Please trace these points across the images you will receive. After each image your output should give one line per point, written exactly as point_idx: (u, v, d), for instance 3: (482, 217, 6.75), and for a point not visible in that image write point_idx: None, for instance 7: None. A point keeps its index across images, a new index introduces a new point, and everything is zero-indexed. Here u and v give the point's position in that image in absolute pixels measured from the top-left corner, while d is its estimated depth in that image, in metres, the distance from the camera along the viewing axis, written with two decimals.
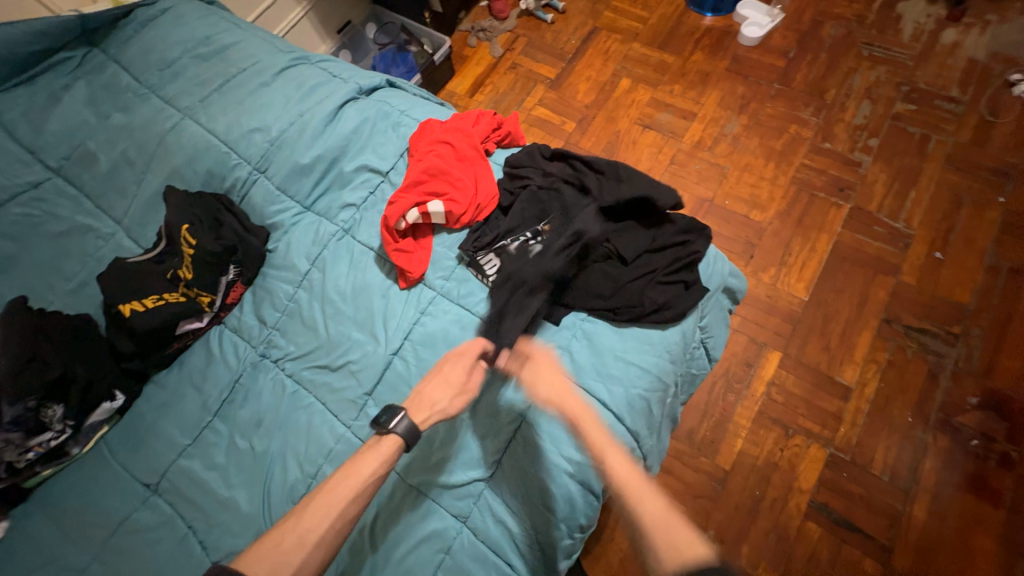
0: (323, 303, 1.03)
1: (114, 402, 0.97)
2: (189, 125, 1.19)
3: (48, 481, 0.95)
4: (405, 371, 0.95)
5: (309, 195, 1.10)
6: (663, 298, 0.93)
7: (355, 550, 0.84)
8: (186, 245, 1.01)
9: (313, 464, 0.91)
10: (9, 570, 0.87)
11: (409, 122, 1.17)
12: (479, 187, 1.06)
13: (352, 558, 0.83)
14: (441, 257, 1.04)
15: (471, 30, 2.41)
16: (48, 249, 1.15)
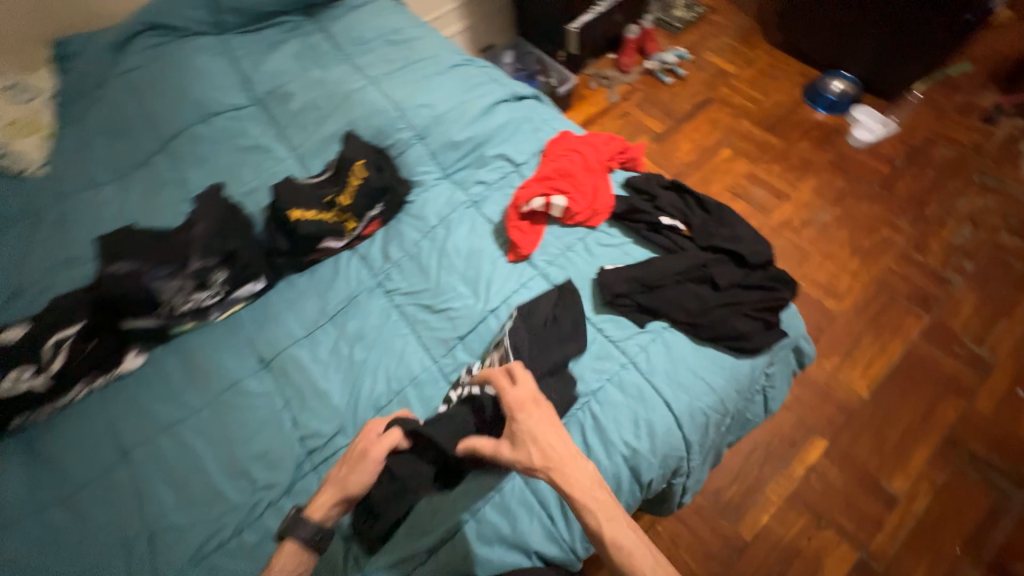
0: (440, 255, 1.18)
1: (256, 285, 1.15)
2: (370, 91, 1.44)
3: (187, 333, 1.13)
4: (496, 329, 1.08)
5: (452, 166, 1.29)
6: (746, 330, 1.00)
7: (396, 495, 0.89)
8: (355, 177, 1.21)
9: (399, 383, 1.05)
10: (142, 392, 1.06)
11: (548, 130, 1.36)
12: (598, 195, 1.20)
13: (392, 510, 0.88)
14: (550, 243, 1.18)
15: (595, 75, 2.66)
16: (235, 158, 1.42)
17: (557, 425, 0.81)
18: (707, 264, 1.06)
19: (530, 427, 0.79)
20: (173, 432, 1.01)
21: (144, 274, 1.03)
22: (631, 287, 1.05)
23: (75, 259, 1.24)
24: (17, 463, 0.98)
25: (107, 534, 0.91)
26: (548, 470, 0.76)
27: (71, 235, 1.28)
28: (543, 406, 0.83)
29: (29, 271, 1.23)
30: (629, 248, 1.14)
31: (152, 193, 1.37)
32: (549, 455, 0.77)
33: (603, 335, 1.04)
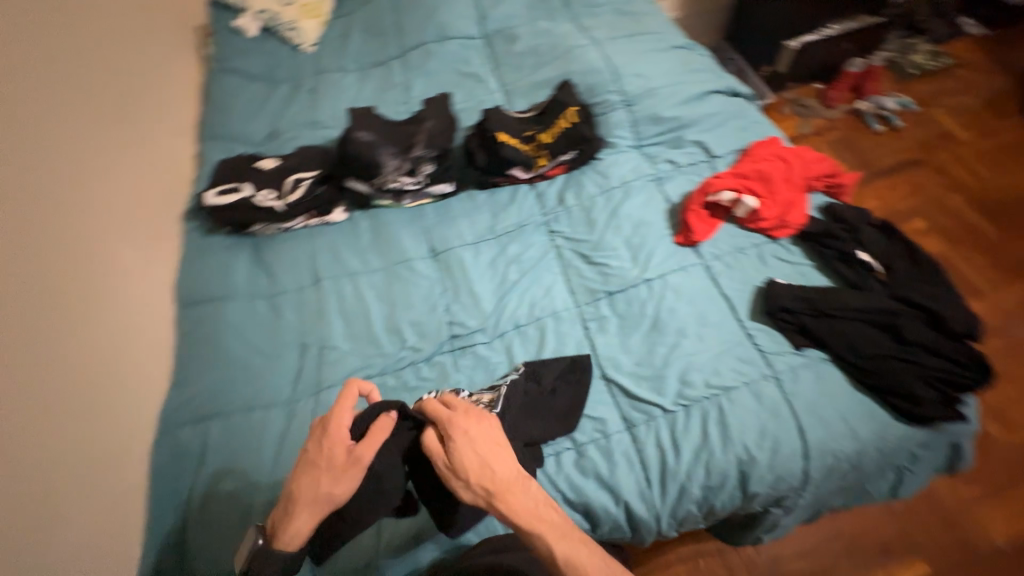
0: (610, 214, 1.23)
1: (447, 187, 1.31)
2: (590, 49, 1.50)
3: (383, 207, 1.33)
4: (645, 297, 1.10)
5: (647, 139, 1.33)
6: (921, 394, 0.90)
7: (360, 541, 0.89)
8: (563, 121, 1.30)
9: (541, 311, 1.12)
10: (338, 240, 1.27)
11: (755, 132, 1.32)
12: (792, 208, 1.14)
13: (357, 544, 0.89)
14: (723, 239, 1.16)
15: (791, 100, 2.23)
16: (454, 79, 1.59)
17: (497, 440, 0.75)
18: (898, 313, 0.97)
19: (464, 444, 0.74)
20: (352, 278, 1.20)
21: (377, 146, 1.24)
22: (801, 306, 1.01)
23: (317, 124, 1.51)
24: (245, 257, 1.24)
25: (289, 334, 1.12)
26: (490, 497, 0.71)
27: (317, 105, 1.55)
28: (481, 418, 0.78)
29: (283, 122, 1.52)
30: (806, 270, 1.09)
31: (381, 89, 1.59)
32: (491, 477, 0.72)
33: (752, 342, 1.02)
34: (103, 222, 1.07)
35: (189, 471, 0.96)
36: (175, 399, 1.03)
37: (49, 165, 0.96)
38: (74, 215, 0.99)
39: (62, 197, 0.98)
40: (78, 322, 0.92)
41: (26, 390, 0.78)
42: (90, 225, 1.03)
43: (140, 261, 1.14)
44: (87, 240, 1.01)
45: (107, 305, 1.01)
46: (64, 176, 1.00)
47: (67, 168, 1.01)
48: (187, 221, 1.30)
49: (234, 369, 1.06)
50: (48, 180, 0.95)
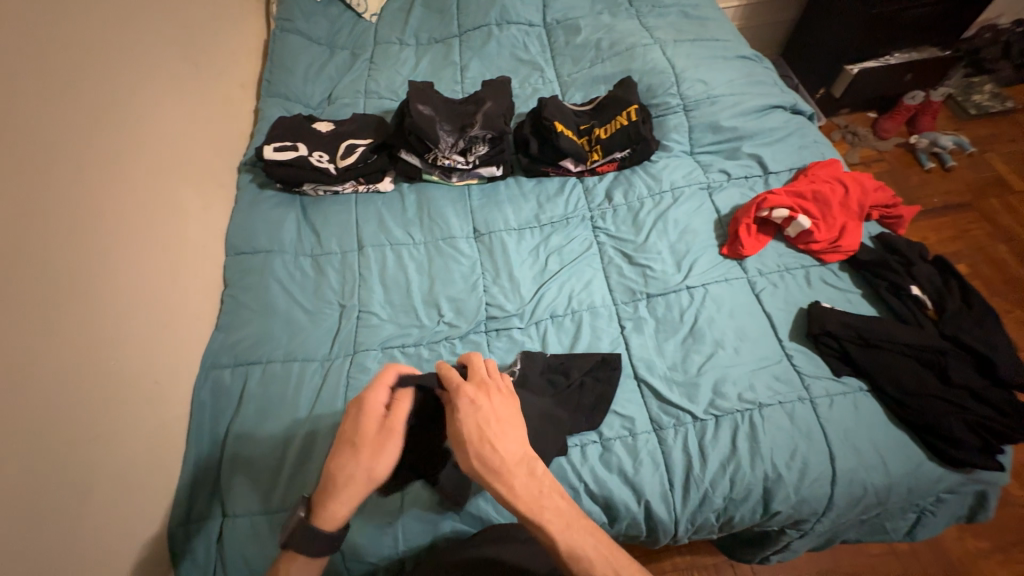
0: (658, 217, 1.22)
1: (495, 171, 1.31)
2: (654, 48, 1.48)
3: (430, 183, 1.33)
4: (685, 304, 1.10)
5: (703, 146, 1.31)
6: (960, 436, 0.89)
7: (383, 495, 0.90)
8: (622, 118, 1.29)
9: (578, 304, 1.12)
10: (384, 210, 1.29)
11: (814, 152, 1.29)
12: (845, 234, 1.12)
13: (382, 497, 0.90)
14: (770, 256, 1.15)
15: (842, 126, 2.18)
16: (511, 65, 1.59)
17: (509, 419, 0.71)
18: (945, 353, 0.96)
19: (475, 417, 0.69)
20: (394, 249, 1.22)
21: (436, 121, 1.25)
22: (846, 333, 0.99)
23: (372, 94, 1.52)
24: (294, 215, 1.26)
25: (330, 295, 1.15)
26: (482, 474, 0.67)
27: (373, 75, 1.56)
28: (495, 395, 0.72)
29: (339, 88, 1.53)
30: (853, 297, 1.08)
31: (437, 66, 1.59)
32: (493, 455, 0.67)
33: (790, 362, 1.01)
34: (169, 164, 1.10)
35: (226, 411, 0.99)
36: (217, 342, 1.08)
37: (123, 104, 1.00)
38: (143, 155, 1.03)
39: (133, 135, 1.02)
40: (137, 257, 0.96)
41: (87, 316, 0.83)
42: (156, 165, 1.06)
43: (199, 205, 1.17)
44: (152, 180, 1.05)
45: (166, 243, 1.04)
46: (137, 116, 1.04)
47: (140, 109, 1.05)
48: (243, 173, 1.34)
49: (277, 320, 1.09)
50: (122, 119, 0.99)
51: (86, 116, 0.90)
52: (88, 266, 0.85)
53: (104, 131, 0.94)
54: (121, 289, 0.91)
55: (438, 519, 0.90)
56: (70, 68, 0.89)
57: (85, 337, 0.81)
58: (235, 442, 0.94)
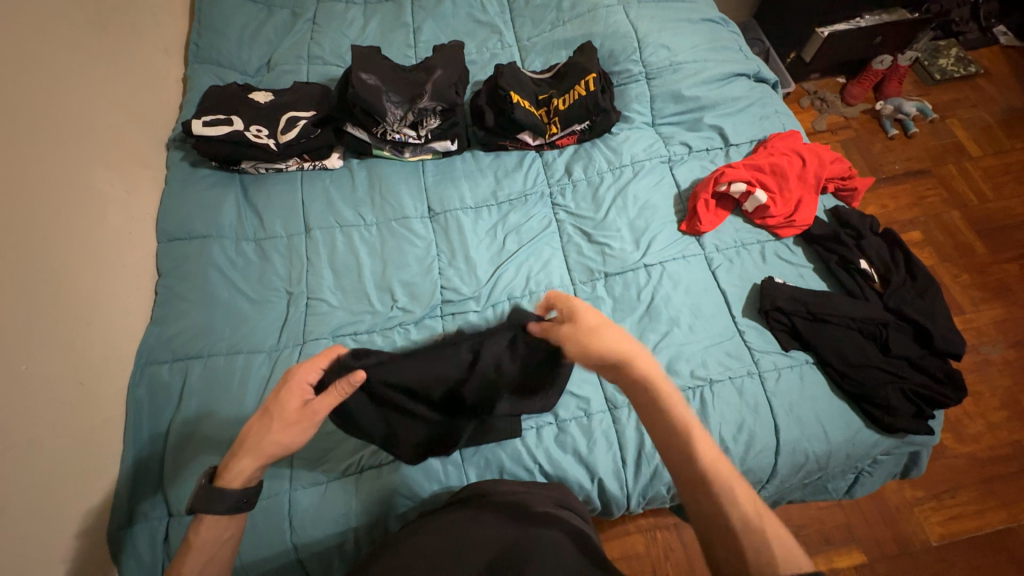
0: (618, 193, 1.19)
1: (449, 145, 1.24)
2: (618, 8, 1.38)
3: (381, 159, 1.26)
4: (643, 281, 1.09)
5: (665, 116, 1.26)
6: (895, 403, 0.93)
7: (341, 485, 0.91)
8: (581, 87, 1.21)
9: (536, 285, 1.10)
10: (332, 188, 1.22)
11: (776, 122, 1.26)
12: (800, 207, 1.12)
13: (339, 487, 0.91)
14: (727, 232, 1.14)
15: (811, 93, 2.16)
16: (469, 27, 1.48)
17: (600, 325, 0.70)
18: (887, 325, 0.98)
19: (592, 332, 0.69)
20: (343, 230, 1.16)
21: (382, 92, 1.16)
22: (795, 308, 1.01)
23: (315, 59, 1.40)
24: (233, 196, 1.18)
25: (277, 282, 1.09)
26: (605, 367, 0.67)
27: (316, 38, 1.43)
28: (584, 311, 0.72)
29: (278, 53, 1.40)
30: (805, 272, 1.08)
31: (387, 28, 1.47)
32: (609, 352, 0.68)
33: (742, 339, 1.02)
34: (78, 143, 0.99)
35: (167, 408, 0.95)
36: (153, 337, 1.01)
37: (13, 72, 0.88)
38: (43, 132, 0.92)
39: (28, 110, 0.90)
40: (47, 250, 0.88)
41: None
42: (63, 145, 0.95)
43: (120, 188, 1.06)
44: (59, 161, 0.94)
45: (81, 234, 0.95)
46: (30, 87, 0.91)
47: (34, 78, 0.92)
48: (173, 149, 1.22)
49: (217, 311, 1.03)
50: (9, 91, 0.87)
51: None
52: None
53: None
54: (27, 286, 0.82)
55: (394, 505, 0.90)
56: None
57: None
58: (177, 440, 0.91)
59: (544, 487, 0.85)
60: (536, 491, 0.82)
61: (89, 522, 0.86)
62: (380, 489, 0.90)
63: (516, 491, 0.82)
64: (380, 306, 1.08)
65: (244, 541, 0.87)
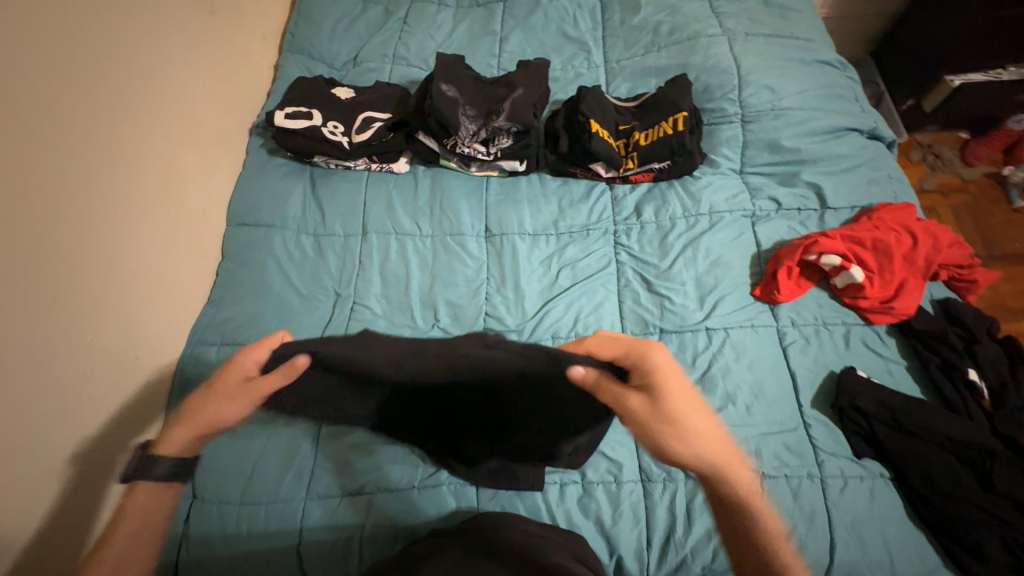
0: (689, 242, 1.10)
1: (517, 166, 1.19)
2: (722, 40, 1.27)
3: (447, 169, 1.24)
4: (702, 345, 0.99)
5: (757, 166, 1.14)
6: (989, 551, 0.77)
7: (352, 505, 0.88)
8: (668, 124, 1.12)
9: (584, 328, 1.03)
10: (395, 194, 1.21)
11: (887, 188, 1.10)
12: (902, 293, 0.98)
13: (348, 508, 0.88)
14: (809, 307, 1.01)
15: (923, 146, 1.91)
16: (558, 42, 1.42)
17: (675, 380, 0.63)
18: (994, 454, 0.82)
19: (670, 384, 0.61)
20: (398, 238, 1.15)
21: (458, 105, 1.14)
22: (877, 412, 0.88)
23: (399, 59, 1.40)
24: (301, 189, 1.21)
25: (328, 281, 1.10)
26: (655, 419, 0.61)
27: (404, 37, 1.43)
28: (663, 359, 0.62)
29: (365, 50, 1.41)
30: (895, 368, 0.94)
31: (475, 34, 1.44)
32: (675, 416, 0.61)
33: (806, 433, 0.90)
34: (168, 124, 1.04)
35: None
36: (208, 317, 1.06)
37: (124, 58, 0.94)
38: (137, 111, 0.97)
39: (127, 90, 0.94)
40: (124, 225, 0.92)
41: (66, 289, 0.81)
42: (154, 126, 1.00)
43: (202, 170, 1.11)
44: (146, 139, 0.98)
45: (157, 213, 1.00)
46: (133, 71, 0.96)
47: (137, 59, 0.97)
48: (255, 136, 1.27)
49: (268, 301, 1.06)
50: (117, 74, 0.92)
51: (62, 66, 0.82)
52: (59, 239, 0.80)
53: (87, 85, 0.86)
54: (99, 260, 0.87)
55: (396, 541, 0.85)
56: (45, 11, 0.80)
57: (50, 311, 0.78)
58: None
59: (561, 533, 0.79)
60: (550, 533, 0.78)
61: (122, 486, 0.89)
62: (388, 518, 0.86)
63: (532, 532, 0.75)
64: (423, 321, 1.06)
65: (246, 542, 0.86)
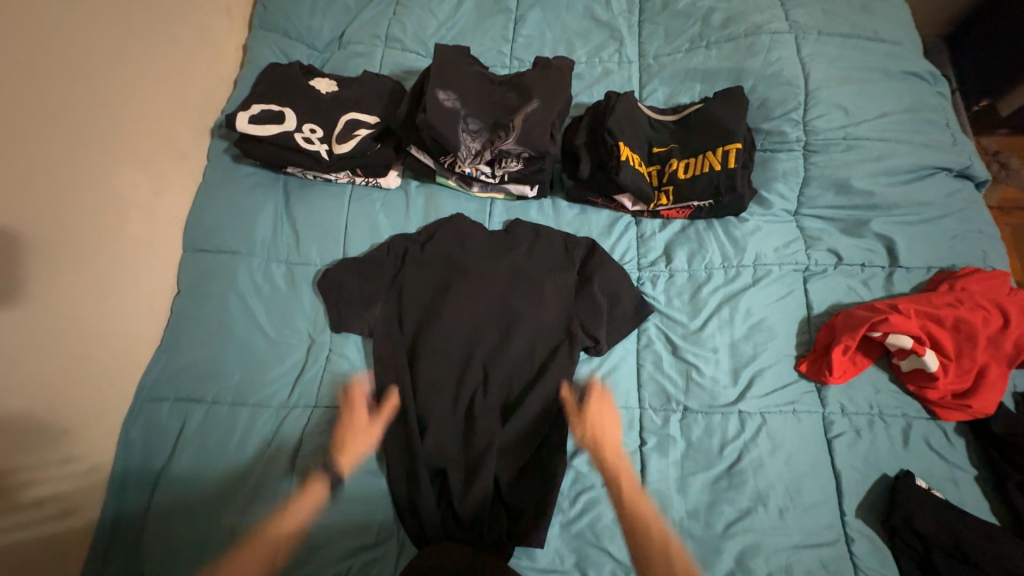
0: (726, 300, 0.92)
1: (527, 191, 1.00)
2: (789, 41, 1.03)
3: (444, 188, 1.06)
4: (734, 430, 0.85)
5: (817, 208, 0.94)
6: None
7: None
8: (715, 155, 0.91)
9: (594, 399, 0.90)
10: (381, 216, 1.03)
11: (975, 247, 0.91)
12: (979, 386, 0.81)
13: None
14: (864, 392, 0.86)
15: (989, 154, 1.64)
16: (584, 28, 1.17)
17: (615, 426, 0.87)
18: None
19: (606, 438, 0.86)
20: (399, 268, 0.97)
21: (459, 117, 0.93)
22: (938, 536, 0.74)
23: (392, 42, 1.16)
24: (273, 205, 1.03)
25: (301, 323, 0.95)
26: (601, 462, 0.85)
27: (398, 13, 1.19)
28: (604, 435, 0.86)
29: (352, 28, 1.18)
30: (961, 478, 0.79)
31: (484, 12, 1.19)
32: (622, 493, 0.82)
33: (848, 550, 0.77)
34: (95, 134, 0.85)
35: (159, 456, 0.85)
36: (159, 366, 0.90)
37: (29, 57, 0.76)
38: (53, 123, 0.79)
39: (29, 98, 0.75)
40: (39, 267, 0.75)
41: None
42: (79, 141, 0.82)
43: (150, 186, 0.94)
44: (63, 156, 0.80)
45: (85, 248, 0.83)
46: (46, 73, 0.78)
47: (44, 55, 0.78)
48: (219, 137, 1.08)
49: (231, 348, 0.91)
50: (26, 82, 0.75)
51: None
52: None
53: None
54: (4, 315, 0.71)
55: None
56: None
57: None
58: (162, 502, 0.81)
59: None
60: None
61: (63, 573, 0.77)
62: None
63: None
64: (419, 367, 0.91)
65: None
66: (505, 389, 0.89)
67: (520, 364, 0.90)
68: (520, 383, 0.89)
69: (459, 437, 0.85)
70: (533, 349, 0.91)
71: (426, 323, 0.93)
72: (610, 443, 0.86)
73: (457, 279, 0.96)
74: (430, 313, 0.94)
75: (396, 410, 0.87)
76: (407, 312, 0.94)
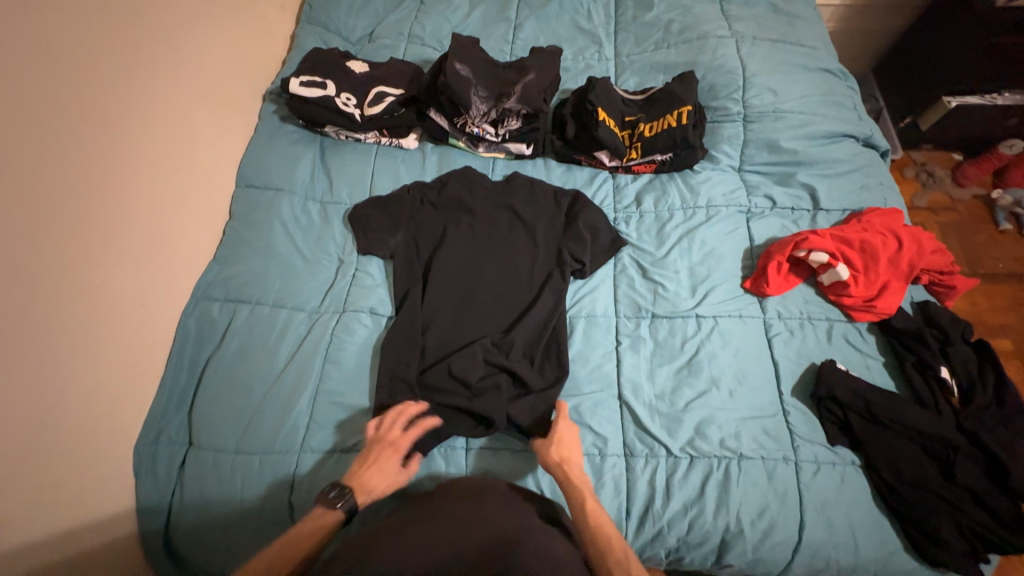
0: (685, 233, 1.13)
1: (523, 149, 1.23)
2: (731, 43, 1.31)
3: (454, 148, 1.28)
4: (692, 329, 1.04)
5: (754, 164, 1.19)
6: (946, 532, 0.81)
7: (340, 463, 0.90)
8: (673, 117, 1.15)
9: (578, 309, 1.07)
10: (402, 168, 1.24)
11: (877, 194, 1.15)
12: (883, 292, 1.02)
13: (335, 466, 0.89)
14: (795, 301, 1.06)
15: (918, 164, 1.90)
16: (571, 34, 1.44)
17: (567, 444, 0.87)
18: (957, 448, 0.86)
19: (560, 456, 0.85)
20: (417, 206, 1.16)
21: (471, 86, 1.16)
22: (853, 402, 0.92)
23: (414, 38, 1.42)
24: (311, 156, 1.23)
25: (331, 247, 1.12)
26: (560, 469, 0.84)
27: (420, 17, 1.45)
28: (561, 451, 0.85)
29: (381, 27, 1.43)
30: (873, 364, 0.99)
31: (490, 19, 1.47)
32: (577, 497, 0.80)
33: (784, 419, 0.94)
34: (179, 81, 1.05)
35: (211, 341, 1.01)
36: (213, 274, 1.07)
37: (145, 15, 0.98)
38: (155, 66, 0.99)
39: (144, 43, 0.97)
40: (133, 173, 0.92)
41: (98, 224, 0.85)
42: (171, 84, 1.03)
43: (215, 129, 1.14)
44: (154, 93, 0.98)
45: (165, 167, 1.00)
46: (154, 28, 1.00)
47: (155, 16, 1.00)
48: (268, 102, 1.30)
49: (274, 264, 1.08)
50: (142, 32, 0.96)
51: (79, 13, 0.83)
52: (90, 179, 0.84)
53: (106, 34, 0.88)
54: (109, 203, 0.87)
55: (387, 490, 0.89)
56: None
57: (57, 251, 0.78)
58: (213, 379, 0.96)
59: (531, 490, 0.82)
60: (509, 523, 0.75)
61: (127, 433, 0.90)
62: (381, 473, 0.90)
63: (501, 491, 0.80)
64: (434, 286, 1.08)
65: (226, 483, 0.89)
66: (506, 300, 1.07)
67: (520, 282, 1.09)
68: (520, 300, 1.07)
69: (467, 336, 1.02)
70: (532, 273, 1.10)
71: (440, 248, 1.11)
72: (597, 342, 1.03)
73: (467, 217, 1.15)
74: (444, 241, 1.12)
75: (413, 314, 1.03)
76: (424, 241, 1.13)
